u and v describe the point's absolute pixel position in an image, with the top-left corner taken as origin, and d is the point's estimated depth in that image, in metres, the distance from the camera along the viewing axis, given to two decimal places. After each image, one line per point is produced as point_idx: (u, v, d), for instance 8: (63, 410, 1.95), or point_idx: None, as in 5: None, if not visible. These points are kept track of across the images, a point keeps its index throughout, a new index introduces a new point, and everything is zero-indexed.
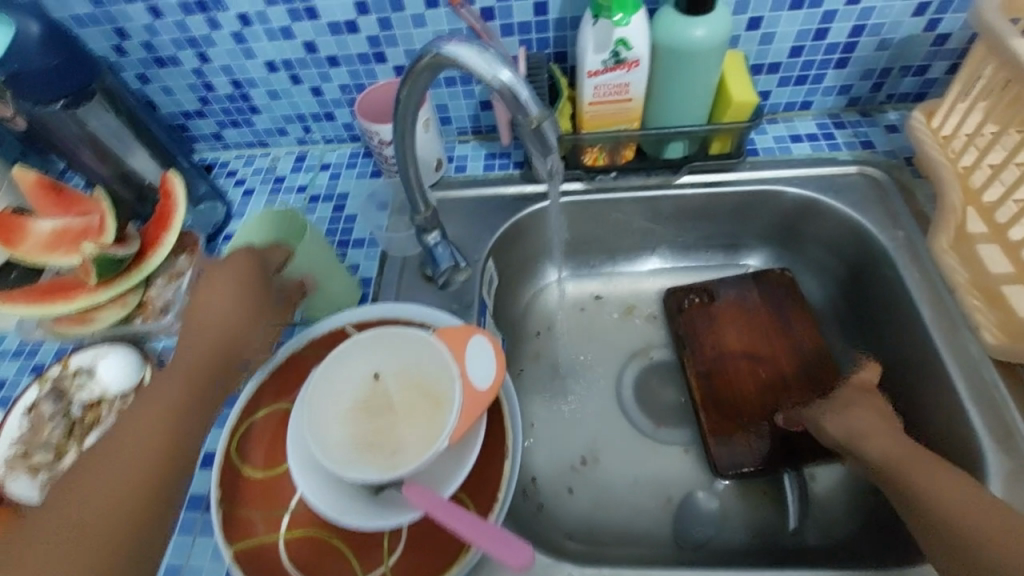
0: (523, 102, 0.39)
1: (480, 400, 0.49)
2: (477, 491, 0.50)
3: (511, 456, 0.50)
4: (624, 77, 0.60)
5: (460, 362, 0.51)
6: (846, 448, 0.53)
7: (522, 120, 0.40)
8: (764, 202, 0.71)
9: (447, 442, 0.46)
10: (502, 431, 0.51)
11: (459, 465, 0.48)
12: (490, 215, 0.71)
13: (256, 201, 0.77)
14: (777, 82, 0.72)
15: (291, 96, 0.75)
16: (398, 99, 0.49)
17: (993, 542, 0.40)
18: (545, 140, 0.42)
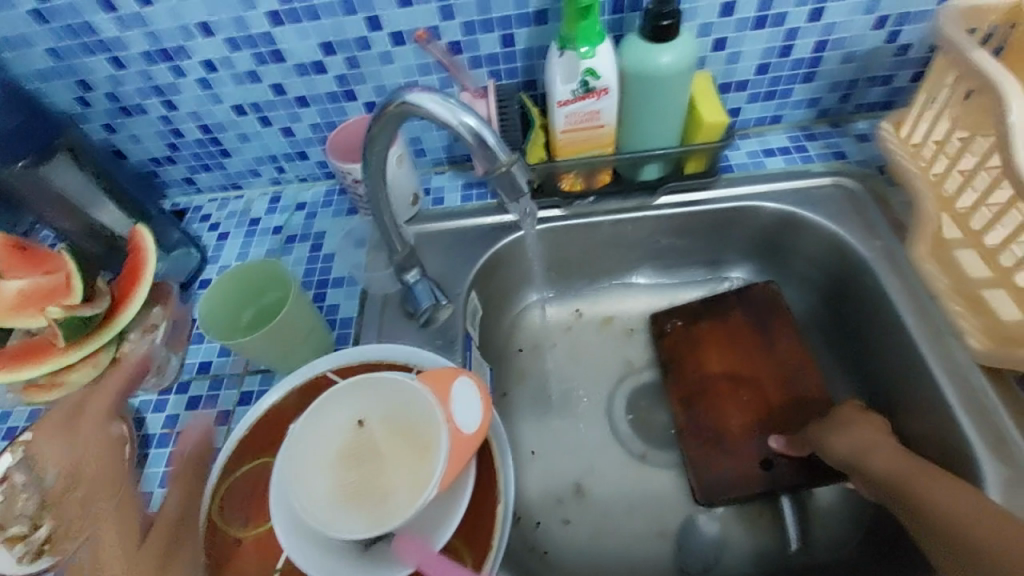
0: (490, 147, 0.39)
1: (467, 442, 0.48)
2: (471, 539, 0.48)
3: (504, 500, 0.49)
4: (594, 105, 0.60)
5: (445, 404, 0.50)
6: (851, 464, 0.53)
7: (490, 166, 0.40)
8: (743, 217, 0.72)
9: (436, 490, 0.45)
10: (493, 473, 0.50)
11: (450, 513, 0.47)
12: (470, 247, 0.70)
13: (231, 245, 0.76)
14: (747, 99, 0.72)
15: (262, 138, 0.74)
16: (366, 144, 0.48)
17: (995, 553, 0.39)
18: (515, 184, 0.41)
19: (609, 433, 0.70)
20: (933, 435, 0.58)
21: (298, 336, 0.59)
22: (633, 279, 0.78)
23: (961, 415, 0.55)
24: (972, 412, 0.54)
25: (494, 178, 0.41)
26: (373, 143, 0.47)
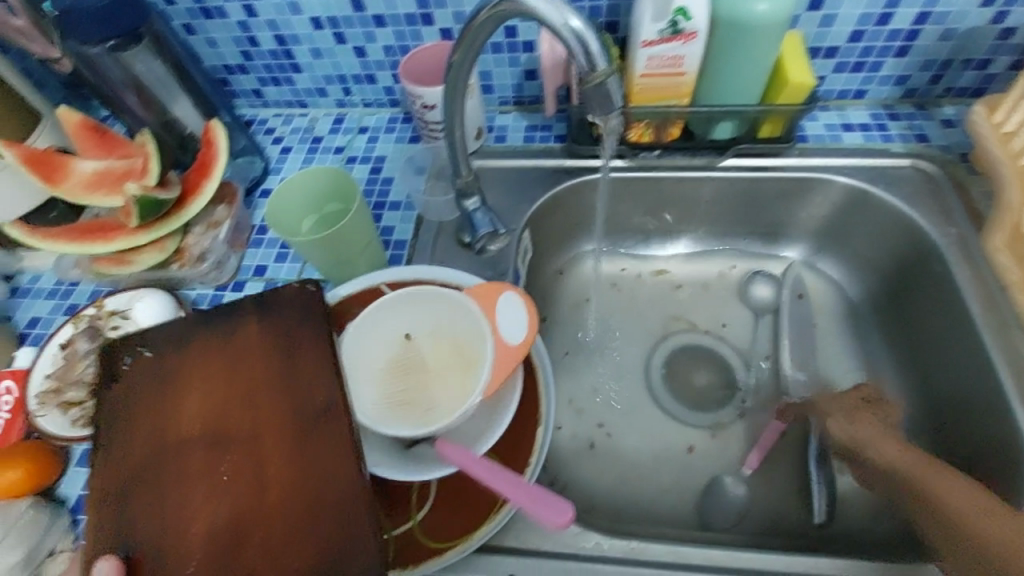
0: (592, 55, 0.38)
1: (511, 354, 0.48)
2: (509, 455, 0.49)
3: (545, 423, 0.50)
4: (680, 49, 0.58)
5: (490, 317, 0.50)
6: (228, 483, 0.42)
7: (586, 74, 0.39)
8: (811, 191, 0.70)
9: (481, 397, 0.46)
10: (536, 398, 0.51)
11: (493, 423, 0.47)
12: (529, 187, 0.70)
13: (294, 159, 0.77)
14: (833, 68, 0.70)
15: (335, 55, 0.74)
16: (450, 56, 0.48)
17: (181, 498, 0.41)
18: (608, 99, 0.40)
19: (643, 390, 0.70)
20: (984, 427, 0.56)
21: (356, 247, 0.60)
22: (682, 243, 0.77)
23: (1017, 407, 0.53)
24: None
25: (590, 90, 0.40)
26: (461, 54, 0.47)
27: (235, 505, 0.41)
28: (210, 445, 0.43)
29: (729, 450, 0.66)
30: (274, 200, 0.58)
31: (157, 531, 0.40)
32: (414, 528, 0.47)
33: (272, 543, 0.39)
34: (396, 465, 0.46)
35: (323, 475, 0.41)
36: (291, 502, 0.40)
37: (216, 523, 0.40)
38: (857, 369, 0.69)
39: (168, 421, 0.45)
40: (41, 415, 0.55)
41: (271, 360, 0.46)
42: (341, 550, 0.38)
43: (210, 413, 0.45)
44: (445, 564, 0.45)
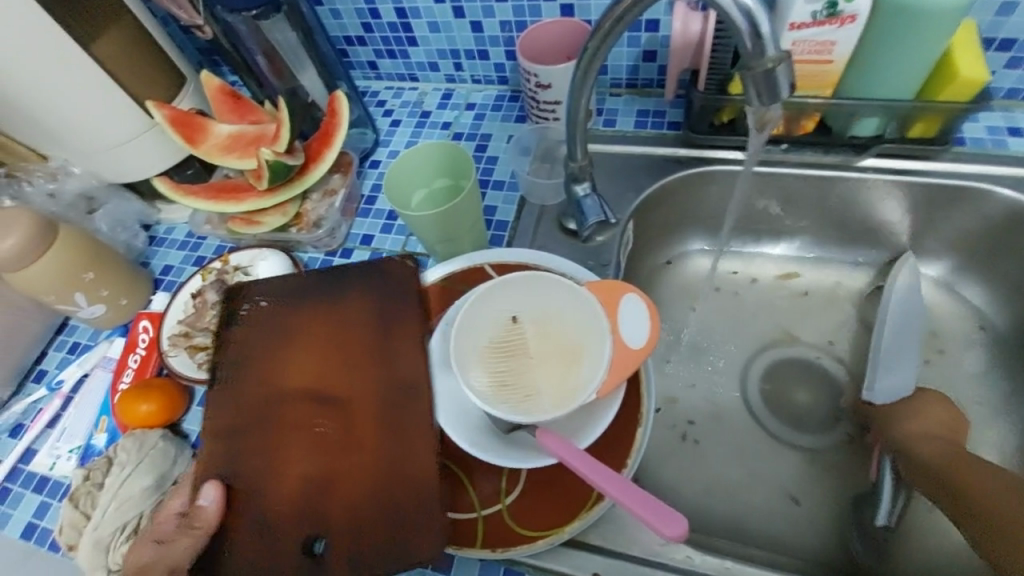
0: (762, 37, 0.34)
1: (630, 357, 0.48)
2: (606, 452, 0.48)
3: (646, 424, 0.49)
4: (832, 34, 0.52)
5: (612, 316, 0.50)
6: (317, 441, 0.47)
7: (753, 58, 0.35)
8: (962, 201, 0.62)
9: (596, 394, 0.46)
10: (637, 397, 0.50)
11: (594, 420, 0.47)
12: (637, 175, 0.68)
13: (402, 132, 0.79)
14: (1007, 62, 0.60)
15: (451, 30, 0.74)
16: (595, 29, 0.46)
17: (274, 445, 0.47)
18: (775, 88, 0.36)
19: (739, 399, 0.67)
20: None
21: (465, 225, 0.60)
22: (796, 246, 0.72)
23: None
24: None
25: (754, 77, 0.36)
26: (607, 27, 0.44)
27: (321, 460, 0.46)
28: (304, 402, 0.49)
29: (829, 475, 0.62)
30: (394, 172, 0.60)
31: (249, 468, 0.46)
32: (504, 510, 0.47)
33: (351, 506, 0.45)
34: (496, 448, 0.46)
35: (402, 450, 0.47)
36: (372, 472, 0.46)
37: (305, 475, 0.46)
38: (992, 407, 0.61)
39: (268, 373, 0.50)
40: (171, 355, 0.60)
41: (369, 335, 0.52)
42: (409, 524, 0.44)
43: (309, 376, 0.50)
44: (533, 551, 0.45)
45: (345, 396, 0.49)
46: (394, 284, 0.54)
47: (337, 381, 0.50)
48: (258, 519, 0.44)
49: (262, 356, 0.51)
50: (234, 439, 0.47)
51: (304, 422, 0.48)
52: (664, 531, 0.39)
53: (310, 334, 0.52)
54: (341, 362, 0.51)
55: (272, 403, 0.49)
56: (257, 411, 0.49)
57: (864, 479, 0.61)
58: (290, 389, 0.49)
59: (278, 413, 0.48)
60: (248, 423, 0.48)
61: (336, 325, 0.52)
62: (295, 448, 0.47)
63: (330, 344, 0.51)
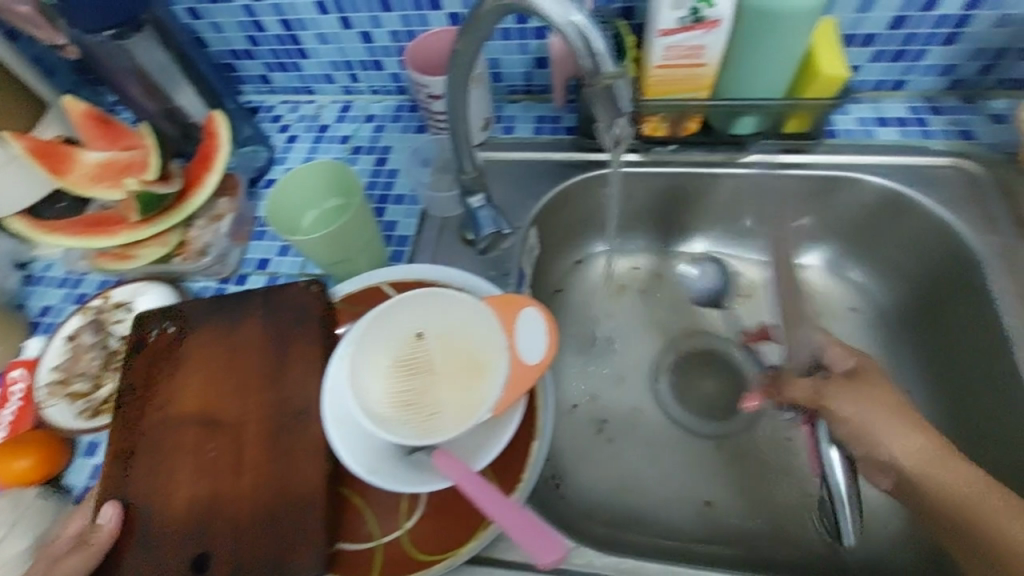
0: (597, 55, 0.36)
1: (527, 373, 0.46)
2: (503, 469, 0.48)
3: (540, 437, 0.49)
4: (700, 39, 0.54)
5: (510, 331, 0.48)
6: (208, 465, 0.46)
7: (592, 76, 0.37)
8: (837, 191, 0.65)
9: (490, 414, 0.45)
10: (534, 411, 0.50)
11: (492, 437, 0.46)
12: (536, 181, 0.68)
13: (299, 149, 0.76)
14: (870, 57, 0.64)
15: (341, 41, 0.72)
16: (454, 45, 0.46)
17: (166, 469, 0.46)
18: (617, 102, 0.39)
19: (650, 395, 0.68)
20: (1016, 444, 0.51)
21: (358, 243, 0.58)
22: (698, 243, 0.74)
23: None
24: None
25: (593, 91, 0.39)
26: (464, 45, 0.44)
27: (208, 482, 0.46)
28: (198, 427, 0.48)
29: (735, 459, 0.64)
30: (281, 191, 0.58)
31: (142, 491, 0.46)
32: (404, 536, 0.47)
33: (232, 530, 0.44)
34: (395, 473, 0.45)
35: (289, 471, 0.46)
36: (255, 495, 0.45)
37: (194, 498, 0.45)
38: None
39: (166, 398, 0.50)
40: (48, 405, 0.56)
41: (266, 357, 0.51)
42: (289, 547, 0.43)
43: (205, 399, 0.49)
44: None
45: (235, 419, 0.48)
46: (288, 306, 0.53)
47: (232, 406, 0.49)
48: (147, 543, 0.44)
49: (162, 382, 0.51)
50: (124, 466, 0.47)
51: (197, 447, 0.47)
52: (543, 557, 0.42)
53: (208, 358, 0.51)
54: (236, 386, 0.50)
55: (166, 428, 0.48)
56: (152, 436, 0.48)
57: (766, 461, 0.63)
58: (186, 413, 0.49)
59: (172, 437, 0.48)
60: (143, 448, 0.48)
61: (236, 348, 0.51)
62: (186, 472, 0.46)
63: (226, 366, 0.51)
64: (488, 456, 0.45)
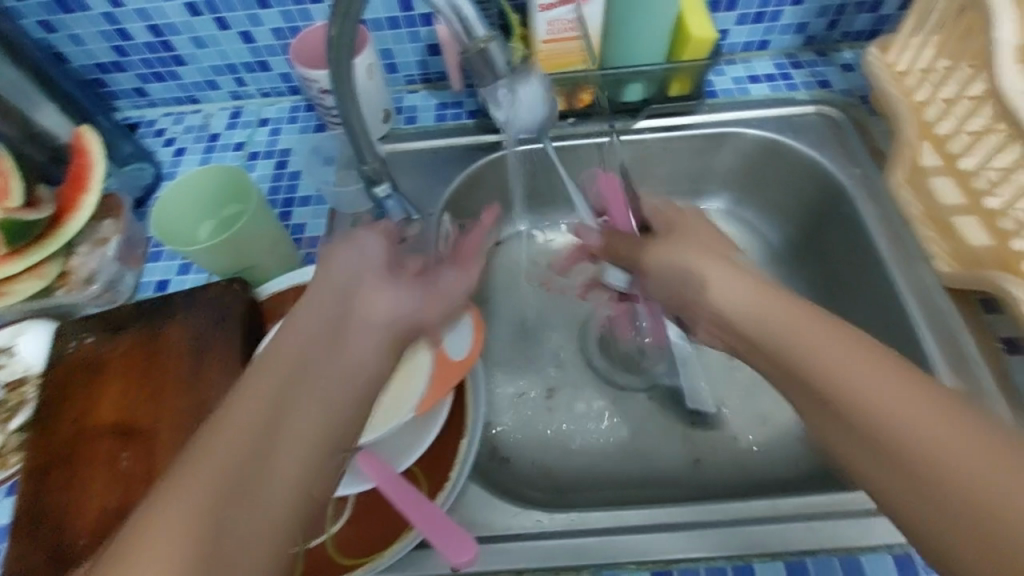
0: (467, 20, 0.37)
1: (453, 371, 0.46)
2: (434, 468, 0.47)
3: (470, 435, 0.48)
4: (578, 11, 0.57)
5: (435, 329, 0.48)
6: (123, 477, 0.45)
7: (468, 42, 0.39)
8: (723, 145, 0.70)
9: (414, 413, 0.44)
10: (462, 401, 0.50)
11: (419, 437, 0.45)
12: (443, 167, 0.68)
13: (189, 161, 0.72)
14: (735, 21, 0.69)
15: (219, 43, 0.69)
16: (330, 24, 0.44)
17: (77, 483, 0.45)
18: (494, 65, 0.40)
19: (584, 363, 0.71)
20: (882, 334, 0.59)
21: (262, 249, 0.56)
22: None
23: (924, 337, 0.54)
24: (935, 334, 0.54)
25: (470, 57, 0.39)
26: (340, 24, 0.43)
27: (125, 490, 0.44)
28: (117, 435, 0.47)
29: (668, 407, 0.67)
30: (171, 198, 0.55)
31: (51, 502, 0.44)
32: (330, 541, 0.45)
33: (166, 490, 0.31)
34: None
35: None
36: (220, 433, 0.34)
37: (106, 509, 0.44)
38: None
39: (85, 410, 0.48)
40: None
41: (186, 363, 0.49)
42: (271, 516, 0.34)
43: (125, 408, 0.48)
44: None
45: (153, 426, 0.47)
46: (198, 313, 0.51)
47: (149, 416, 0.47)
48: (52, 557, 0.42)
49: (81, 393, 0.49)
50: (38, 478, 0.45)
51: (112, 457, 0.46)
52: (457, 558, 0.42)
53: (126, 368, 0.50)
54: (156, 394, 0.48)
55: (81, 440, 0.47)
56: (67, 445, 0.46)
57: (692, 402, 0.67)
58: (104, 423, 0.47)
59: (87, 448, 0.46)
60: (56, 460, 0.46)
61: (157, 355, 0.50)
62: (98, 484, 0.44)
63: (148, 373, 0.49)
64: (410, 458, 0.44)
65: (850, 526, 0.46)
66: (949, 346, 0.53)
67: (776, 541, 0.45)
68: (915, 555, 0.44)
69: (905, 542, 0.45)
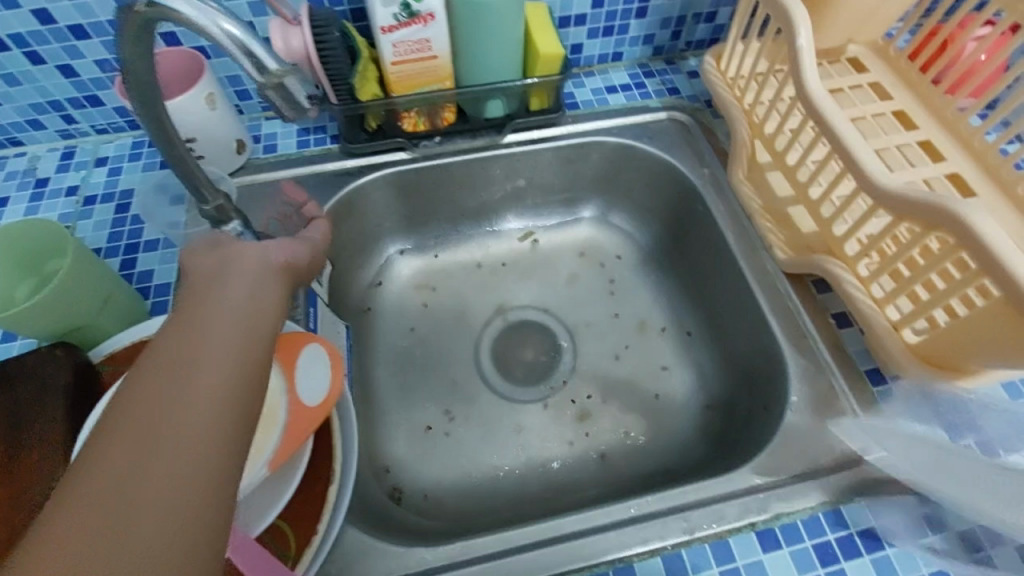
0: (256, 57, 0.35)
1: (308, 417, 0.43)
2: (301, 521, 0.44)
3: (338, 480, 0.46)
4: (423, 32, 0.56)
5: (290, 373, 0.46)
6: None
7: (259, 79, 0.36)
8: (588, 154, 0.73)
9: (266, 470, 0.41)
10: (329, 442, 0.47)
11: (278, 494, 0.42)
12: (309, 197, 0.65)
13: (11, 211, 0.64)
14: (587, 35, 0.72)
15: (34, 78, 0.62)
16: (120, 68, 0.40)
17: None
18: (295, 99, 0.38)
19: (478, 381, 0.70)
20: (742, 321, 0.63)
21: (94, 306, 0.50)
22: (507, 225, 0.78)
23: (771, 319, 0.59)
24: (782, 318, 0.59)
25: (268, 92, 0.37)
26: (128, 64, 0.39)
27: None
28: None
29: (563, 415, 0.68)
30: None
31: None
32: None
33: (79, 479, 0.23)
34: None
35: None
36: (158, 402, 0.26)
37: None
38: (658, 309, 0.74)
39: None
40: None
41: (1, 445, 0.44)
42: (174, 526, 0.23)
43: None
44: None
45: None
46: (13, 387, 0.46)
47: None
48: None
49: None
50: None
51: None
52: None
53: None
54: None
55: None
56: None
57: (585, 405, 0.68)
58: None
59: None
60: None
61: None
62: None
63: None
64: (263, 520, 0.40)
65: (716, 510, 0.48)
66: (792, 327, 0.58)
67: (653, 537, 0.47)
68: (774, 528, 0.48)
69: (767, 517, 0.48)
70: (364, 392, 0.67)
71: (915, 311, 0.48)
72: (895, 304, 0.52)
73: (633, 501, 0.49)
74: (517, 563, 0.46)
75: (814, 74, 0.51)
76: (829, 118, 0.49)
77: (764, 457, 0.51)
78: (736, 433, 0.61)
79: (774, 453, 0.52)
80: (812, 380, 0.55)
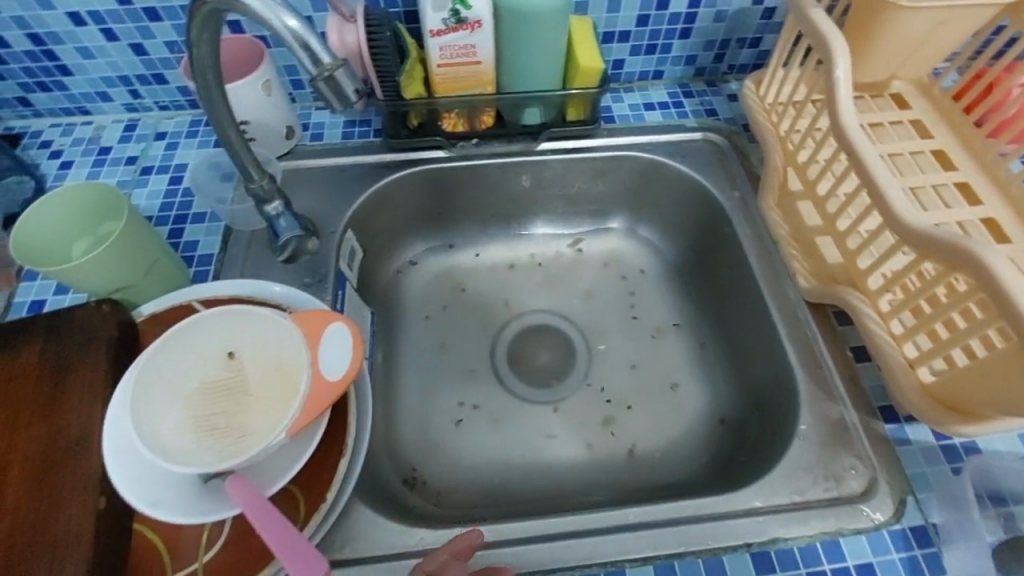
0: (310, 49, 0.38)
1: (326, 391, 0.45)
2: (309, 488, 0.47)
3: (348, 453, 0.48)
4: (469, 38, 0.58)
5: (314, 347, 0.48)
6: None
7: (312, 69, 0.39)
8: (620, 167, 0.74)
9: (283, 436, 0.43)
10: (344, 417, 0.49)
11: (294, 459, 0.45)
12: (348, 185, 0.68)
13: (75, 175, 0.68)
14: (629, 51, 0.74)
15: (108, 54, 0.66)
16: (189, 53, 0.44)
17: None
18: (342, 91, 0.40)
19: (491, 378, 0.72)
20: (759, 345, 0.63)
21: (140, 269, 0.54)
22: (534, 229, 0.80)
23: (788, 346, 0.59)
24: (798, 346, 0.59)
25: (319, 84, 0.39)
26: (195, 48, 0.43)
27: None
28: None
29: (571, 420, 0.69)
30: (47, 213, 0.53)
31: None
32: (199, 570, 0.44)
33: None
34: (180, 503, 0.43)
35: (54, 505, 0.43)
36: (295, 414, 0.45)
37: None
38: (677, 326, 0.75)
39: None
40: None
41: (48, 386, 0.48)
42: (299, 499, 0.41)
43: None
44: None
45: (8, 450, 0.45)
46: (63, 335, 0.49)
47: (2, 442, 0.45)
48: None
49: None
50: None
51: None
52: None
53: None
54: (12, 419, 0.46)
55: None
56: None
57: (594, 412, 0.69)
58: None
59: None
60: None
61: (14, 377, 0.48)
62: None
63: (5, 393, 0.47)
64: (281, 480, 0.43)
65: (711, 527, 0.49)
66: (808, 356, 0.58)
67: (646, 547, 0.48)
68: (769, 551, 0.48)
69: (764, 540, 0.48)
70: (381, 377, 0.69)
71: (934, 349, 0.48)
72: (914, 341, 0.51)
73: (631, 509, 0.50)
74: (512, 554, 0.48)
75: (849, 106, 0.52)
76: (860, 151, 0.49)
77: (767, 481, 0.52)
78: (742, 456, 0.62)
79: (778, 479, 0.52)
80: (824, 411, 0.55)
